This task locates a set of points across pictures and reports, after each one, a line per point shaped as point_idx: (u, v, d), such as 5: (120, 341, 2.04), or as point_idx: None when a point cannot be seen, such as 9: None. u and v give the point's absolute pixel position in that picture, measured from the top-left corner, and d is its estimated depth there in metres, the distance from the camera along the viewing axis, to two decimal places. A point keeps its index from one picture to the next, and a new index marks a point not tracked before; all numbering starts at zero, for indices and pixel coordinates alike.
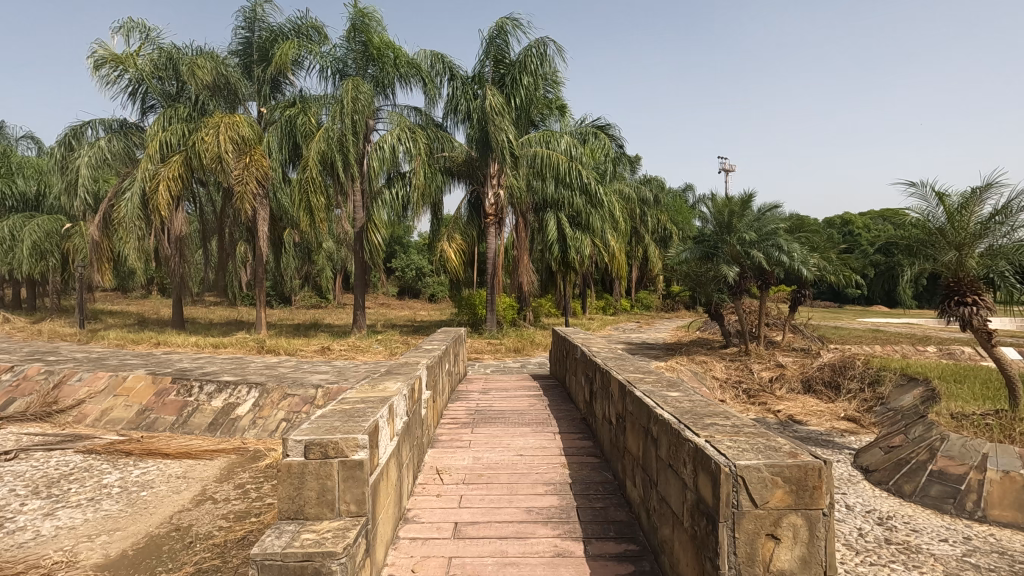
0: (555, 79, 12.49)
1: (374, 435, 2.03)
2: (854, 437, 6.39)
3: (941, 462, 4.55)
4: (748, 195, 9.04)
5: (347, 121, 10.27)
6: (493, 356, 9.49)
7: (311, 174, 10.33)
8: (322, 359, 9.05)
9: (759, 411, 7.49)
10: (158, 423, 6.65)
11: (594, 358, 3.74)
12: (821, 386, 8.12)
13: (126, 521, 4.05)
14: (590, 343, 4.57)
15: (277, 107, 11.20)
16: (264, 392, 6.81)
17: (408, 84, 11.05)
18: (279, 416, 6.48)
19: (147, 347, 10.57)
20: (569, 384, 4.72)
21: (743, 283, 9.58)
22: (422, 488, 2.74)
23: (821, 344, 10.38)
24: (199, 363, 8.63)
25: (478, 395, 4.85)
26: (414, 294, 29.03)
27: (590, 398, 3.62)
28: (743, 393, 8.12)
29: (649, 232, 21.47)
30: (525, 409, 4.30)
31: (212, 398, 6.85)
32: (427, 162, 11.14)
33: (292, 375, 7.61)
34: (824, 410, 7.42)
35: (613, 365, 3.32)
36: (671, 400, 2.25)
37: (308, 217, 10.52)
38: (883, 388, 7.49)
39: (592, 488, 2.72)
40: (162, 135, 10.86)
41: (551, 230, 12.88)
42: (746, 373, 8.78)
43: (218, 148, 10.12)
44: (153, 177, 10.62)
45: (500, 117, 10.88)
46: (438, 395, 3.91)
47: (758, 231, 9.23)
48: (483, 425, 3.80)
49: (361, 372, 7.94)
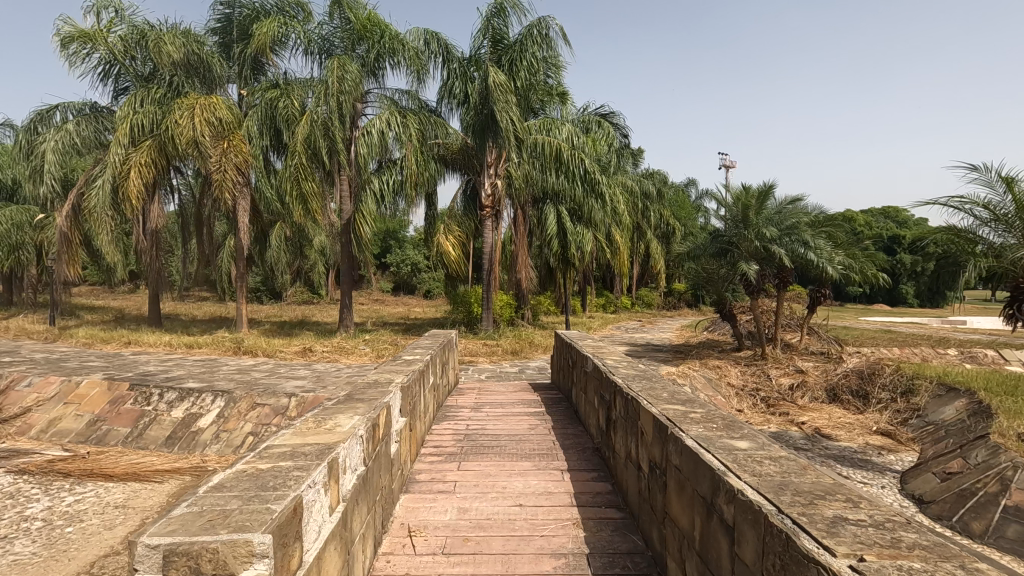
0: (557, 63, 11.76)
1: (291, 524, 1.29)
2: (893, 456, 5.69)
3: (1016, 496, 3.83)
4: (768, 185, 8.27)
5: (333, 102, 9.48)
6: (489, 359, 8.77)
7: (300, 161, 9.55)
8: (302, 362, 8.31)
9: (783, 423, 6.77)
10: (110, 437, 5.90)
11: (611, 373, 3.02)
12: (849, 396, 7.40)
13: (33, 571, 3.31)
14: (603, 354, 3.85)
15: (257, 88, 10.29)
16: (231, 401, 6.06)
17: (398, 65, 10.26)
18: (246, 429, 5.73)
19: (116, 347, 9.81)
20: (576, 402, 3.99)
21: (761, 281, 8.81)
22: (386, 563, 2.01)
23: (840, 348, 9.70)
24: (166, 367, 7.87)
25: (469, 413, 4.11)
26: (410, 290, 28.31)
27: (607, 427, 2.89)
28: (762, 403, 7.42)
29: (652, 228, 20.76)
30: (525, 433, 3.56)
31: (172, 407, 6.11)
32: (420, 149, 10.38)
33: (264, 381, 6.85)
34: (853, 422, 6.72)
35: (641, 387, 2.58)
36: (747, 462, 1.51)
37: (301, 207, 9.77)
38: (918, 399, 6.83)
39: (619, 564, 1.99)
40: (134, 117, 10.03)
41: (550, 224, 12.07)
42: (764, 379, 8.06)
43: (193, 132, 9.29)
44: (124, 163, 9.81)
45: (505, 98, 10.12)
46: (418, 420, 3.16)
47: (777, 226, 8.49)
48: (472, 459, 3.06)
49: (342, 377, 7.21)
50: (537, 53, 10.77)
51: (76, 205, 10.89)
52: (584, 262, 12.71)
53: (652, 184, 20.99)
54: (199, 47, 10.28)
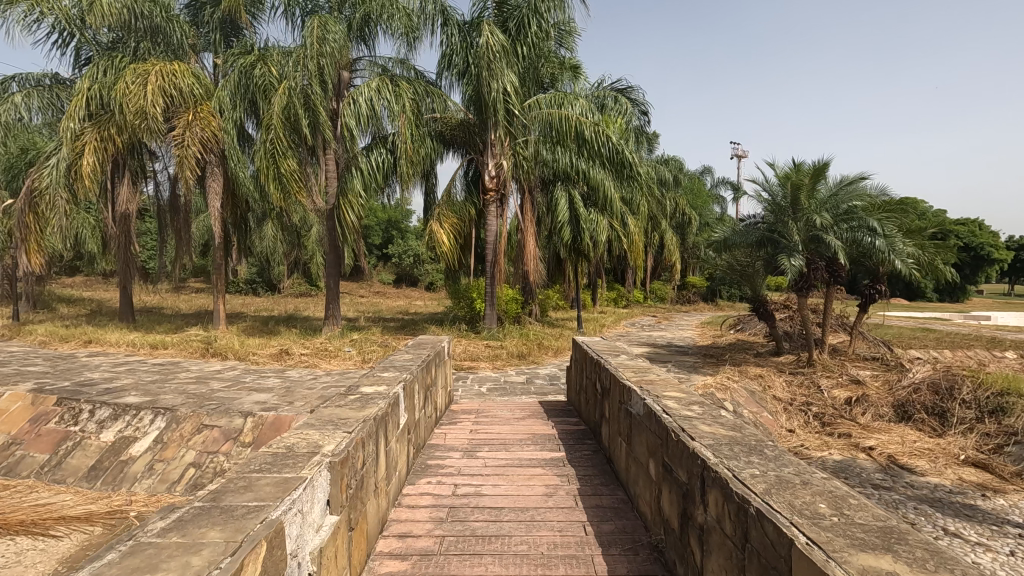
0: (569, 28, 10.53)
1: None
2: (1002, 499, 4.48)
3: None
4: (824, 162, 7.02)
5: (311, 67, 8.21)
6: (492, 364, 7.61)
7: (277, 136, 8.41)
8: (277, 368, 7.19)
9: (847, 450, 5.56)
10: (24, 466, 4.80)
11: (685, 431, 1.82)
12: (923, 414, 6.15)
13: None
14: (653, 384, 2.65)
15: (230, 55, 9.06)
16: (173, 421, 4.93)
17: (389, 29, 9.01)
18: (187, 459, 4.59)
19: (73, 347, 8.73)
20: (612, 449, 2.81)
21: (810, 276, 7.41)
22: None
23: (893, 352, 8.48)
24: (116, 373, 6.75)
25: (458, 465, 2.92)
26: (412, 282, 27.19)
27: (683, 529, 1.71)
28: (816, 421, 6.23)
29: (668, 216, 19.52)
30: (541, 508, 2.36)
31: (104, 429, 5.00)
32: (415, 123, 9.14)
33: (222, 394, 5.71)
34: (933, 448, 5.52)
35: (769, 485, 1.38)
36: None
37: (279, 190, 8.58)
38: (1011, 421, 5.64)
39: None
40: (90, 88, 8.89)
41: (561, 210, 10.88)
42: (816, 393, 6.84)
43: (143, 101, 8.19)
44: (78, 139, 8.72)
45: (499, 64, 8.91)
46: (370, 504, 1.98)
47: (832, 211, 7.27)
48: (457, 570, 1.88)
49: (315, 390, 6.04)
50: (546, 16, 9.49)
51: (30, 188, 10.00)
52: (597, 253, 11.51)
53: (668, 170, 19.74)
54: (162, 8, 9.06)
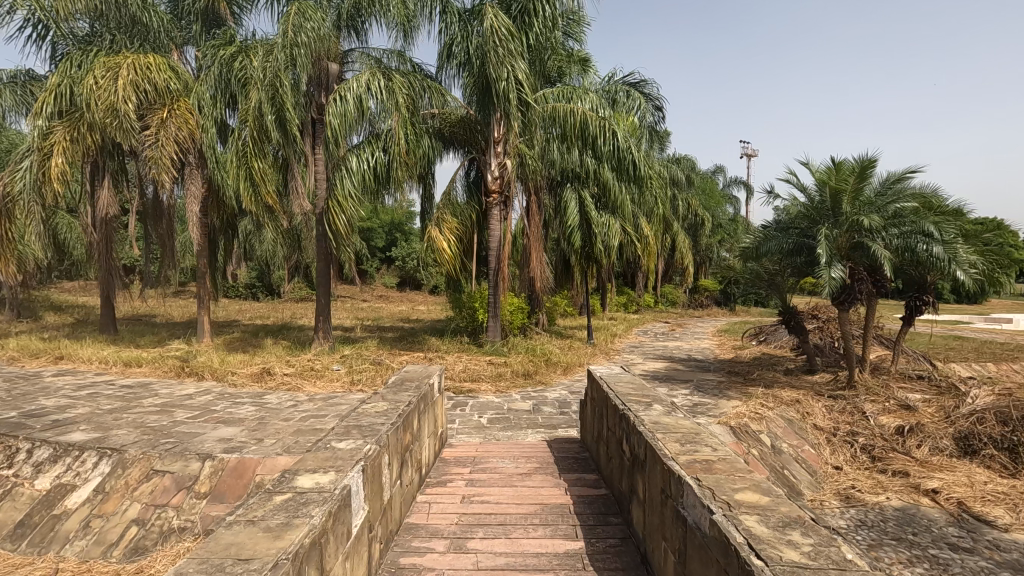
0: (577, 17, 9.78)
1: None
2: None
3: None
4: (869, 159, 6.21)
5: (284, 56, 7.50)
6: (495, 386, 6.86)
7: (252, 134, 7.72)
8: (256, 392, 6.46)
9: (906, 492, 4.74)
10: None
11: None
12: (991, 449, 5.34)
13: None
14: (713, 471, 1.87)
15: (210, 46, 8.35)
16: (119, 465, 4.19)
17: (382, 18, 8.29)
18: (129, 514, 3.86)
19: (42, 364, 8.05)
20: (653, 557, 2.02)
21: (853, 288, 6.57)
22: None
23: (941, 370, 7.62)
24: (75, 398, 6.04)
25: (440, 569, 2.15)
26: (415, 285, 26.46)
27: None
28: (865, 455, 5.42)
29: (681, 218, 18.73)
30: None
31: (40, 474, 4.27)
32: (410, 120, 8.42)
33: (184, 428, 4.98)
34: (1011, 492, 4.70)
35: None
36: None
37: (251, 191, 7.93)
38: None
39: None
40: (59, 82, 8.22)
41: (571, 213, 10.07)
42: (861, 421, 6.01)
43: (113, 96, 7.59)
44: (46, 137, 8.08)
45: (501, 51, 8.10)
46: None
47: (878, 213, 6.45)
48: None
49: (292, 422, 5.29)
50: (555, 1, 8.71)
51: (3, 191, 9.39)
52: (609, 259, 10.69)
53: (681, 169, 18.94)
54: None
